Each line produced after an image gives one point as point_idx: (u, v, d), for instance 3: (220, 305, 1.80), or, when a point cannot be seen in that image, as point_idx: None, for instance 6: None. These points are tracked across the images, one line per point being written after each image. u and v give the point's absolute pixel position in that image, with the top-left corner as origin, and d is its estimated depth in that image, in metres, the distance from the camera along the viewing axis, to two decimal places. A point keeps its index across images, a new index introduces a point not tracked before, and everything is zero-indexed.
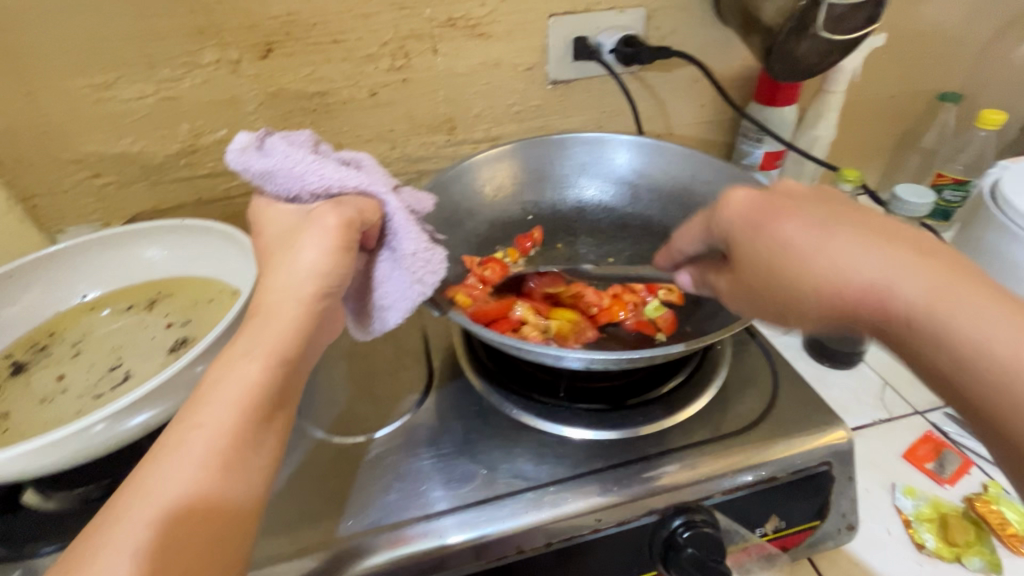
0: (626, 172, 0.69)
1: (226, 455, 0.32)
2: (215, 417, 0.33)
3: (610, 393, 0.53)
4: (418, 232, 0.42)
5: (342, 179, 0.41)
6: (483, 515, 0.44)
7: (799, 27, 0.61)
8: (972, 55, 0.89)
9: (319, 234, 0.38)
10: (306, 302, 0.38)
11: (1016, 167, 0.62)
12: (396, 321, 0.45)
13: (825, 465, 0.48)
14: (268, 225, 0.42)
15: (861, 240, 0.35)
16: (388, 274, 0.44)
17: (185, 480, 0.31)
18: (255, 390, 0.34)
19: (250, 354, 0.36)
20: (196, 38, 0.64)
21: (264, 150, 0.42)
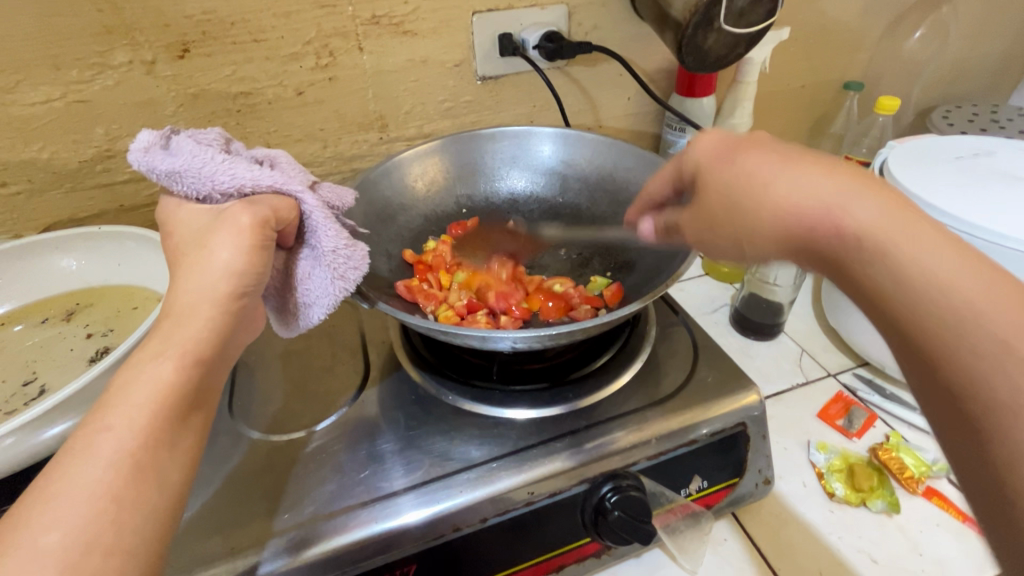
0: (553, 163, 0.71)
1: (139, 456, 0.32)
2: (125, 419, 0.33)
3: (542, 373, 0.55)
4: (336, 230, 0.44)
5: (254, 178, 0.42)
6: (418, 498, 0.44)
7: (705, 20, 0.65)
8: (870, 46, 0.97)
9: (232, 236, 0.39)
10: (221, 300, 0.38)
11: (900, 148, 0.68)
12: (320, 317, 0.46)
13: (740, 426, 0.51)
14: (177, 227, 0.42)
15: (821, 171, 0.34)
16: (309, 272, 0.45)
17: (93, 482, 0.31)
18: (170, 391, 0.34)
19: (163, 354, 0.35)
20: (104, 38, 0.62)
21: (171, 149, 0.42)
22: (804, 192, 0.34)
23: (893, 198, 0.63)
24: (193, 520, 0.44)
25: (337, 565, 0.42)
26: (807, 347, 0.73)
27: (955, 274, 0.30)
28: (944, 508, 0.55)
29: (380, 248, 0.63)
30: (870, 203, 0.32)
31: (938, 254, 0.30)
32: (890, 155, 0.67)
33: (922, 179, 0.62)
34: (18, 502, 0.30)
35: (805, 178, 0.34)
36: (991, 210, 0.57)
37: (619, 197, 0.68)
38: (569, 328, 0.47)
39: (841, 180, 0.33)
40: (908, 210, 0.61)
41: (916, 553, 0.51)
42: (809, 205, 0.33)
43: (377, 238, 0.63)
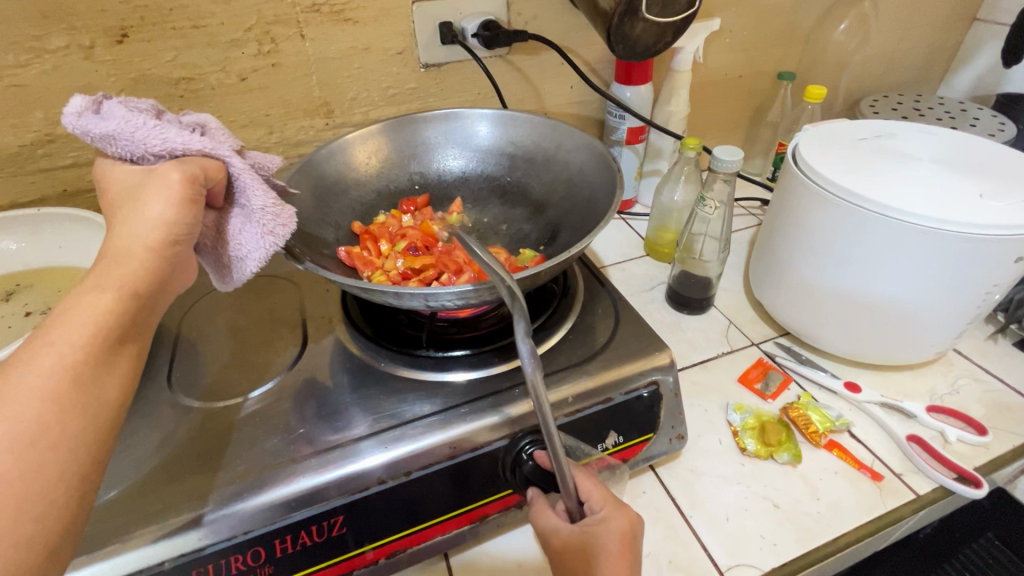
0: (491, 142, 0.74)
1: (80, 369, 0.34)
2: (67, 335, 0.35)
3: (473, 340, 0.59)
4: (265, 189, 0.45)
5: (185, 142, 0.43)
6: (355, 449, 0.48)
7: (630, 10, 0.68)
8: (801, 38, 1.03)
9: (163, 190, 0.40)
10: (154, 248, 0.39)
11: (813, 131, 0.73)
12: (253, 270, 0.47)
13: (653, 385, 0.55)
14: (110, 185, 0.42)
15: None
16: (240, 228, 0.46)
17: (34, 387, 0.32)
18: (107, 318, 0.36)
19: (101, 286, 0.37)
20: (41, 23, 0.62)
21: (103, 113, 0.42)
22: None
23: (801, 175, 0.68)
24: (129, 480, 0.47)
25: (264, 517, 0.45)
26: (734, 320, 0.79)
27: None
28: (841, 458, 0.60)
29: (328, 220, 0.65)
30: None
31: None
32: (803, 137, 0.72)
33: (826, 158, 0.67)
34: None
35: None
36: (885, 185, 0.62)
37: (553, 171, 0.71)
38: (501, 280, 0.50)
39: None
40: (811, 186, 0.66)
41: (813, 498, 0.57)
42: None
43: (325, 209, 0.65)
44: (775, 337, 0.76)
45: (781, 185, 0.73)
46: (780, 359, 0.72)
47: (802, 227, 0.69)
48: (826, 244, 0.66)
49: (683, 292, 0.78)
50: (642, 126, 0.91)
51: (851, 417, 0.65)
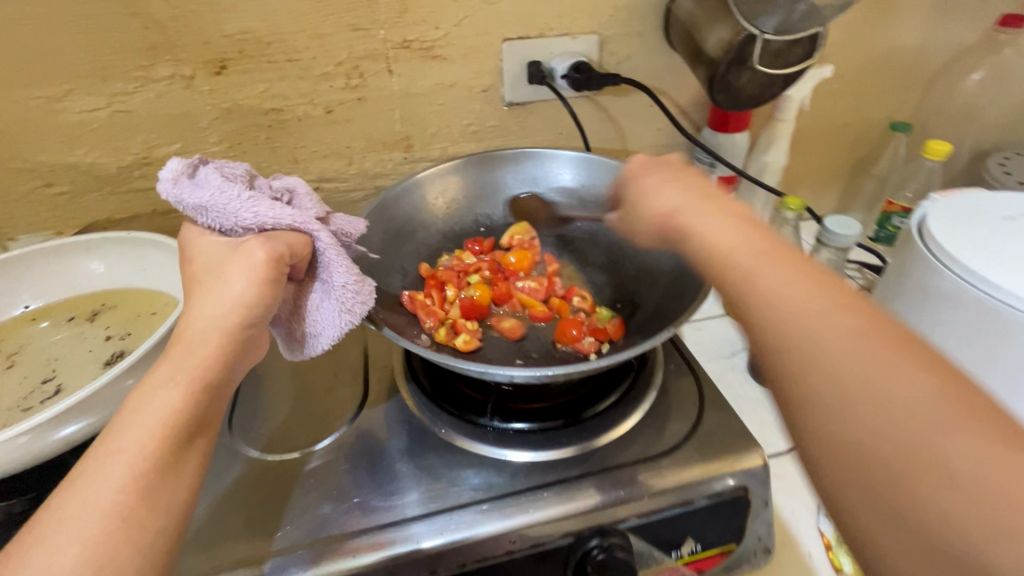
0: (573, 187, 0.69)
1: (147, 478, 0.33)
2: (136, 443, 0.34)
3: (541, 412, 0.55)
4: (348, 266, 0.44)
5: (276, 216, 0.41)
6: (412, 529, 0.45)
7: (738, 59, 0.63)
8: (921, 86, 0.92)
9: (247, 268, 0.39)
10: (230, 332, 0.38)
11: (944, 202, 0.64)
12: (325, 347, 0.45)
13: (741, 490, 0.49)
14: (196, 255, 0.41)
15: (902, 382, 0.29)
16: (318, 303, 0.44)
17: (103, 500, 0.32)
18: (175, 417, 0.35)
19: (172, 381, 0.36)
20: (150, 53, 0.65)
21: (198, 180, 0.42)
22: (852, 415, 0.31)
23: (926, 254, 0.59)
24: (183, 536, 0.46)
25: None
26: None
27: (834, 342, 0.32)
28: None
29: (394, 266, 0.62)
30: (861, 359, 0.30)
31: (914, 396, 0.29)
32: (931, 209, 0.63)
33: (961, 239, 0.58)
34: (41, 512, 0.32)
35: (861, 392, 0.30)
36: None
37: None
38: (573, 369, 0.48)
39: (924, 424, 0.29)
40: (938, 269, 0.57)
41: None
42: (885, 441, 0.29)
43: (391, 255, 0.62)
44: None
45: (898, 262, 0.64)
46: None
47: (925, 314, 0.60)
48: (954, 337, 0.57)
49: None
50: (732, 176, 0.85)
51: None
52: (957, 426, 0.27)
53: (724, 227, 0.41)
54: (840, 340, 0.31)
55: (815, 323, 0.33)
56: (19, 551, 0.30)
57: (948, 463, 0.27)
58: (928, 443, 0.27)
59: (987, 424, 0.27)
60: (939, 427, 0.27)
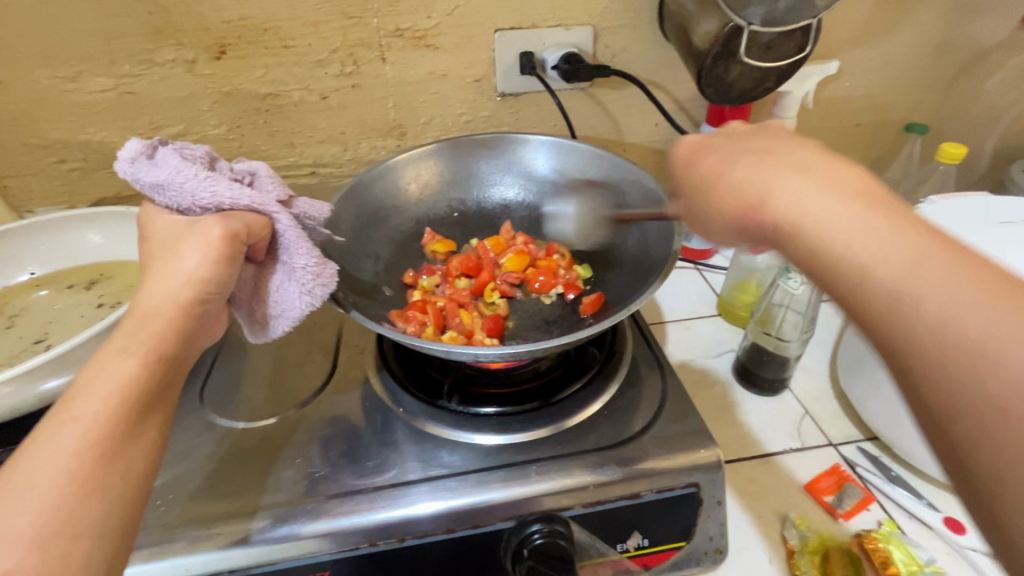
0: (547, 172, 0.69)
1: (103, 446, 0.35)
2: (91, 411, 0.35)
3: (500, 398, 0.55)
4: (309, 249, 0.45)
5: (233, 197, 0.43)
6: (413, 492, 0.47)
7: (726, 52, 0.62)
8: (939, 87, 0.88)
9: (202, 245, 0.40)
10: (184, 306, 0.40)
11: (940, 206, 0.61)
12: (285, 328, 0.47)
13: (691, 487, 0.48)
14: (155, 232, 0.43)
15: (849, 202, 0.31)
16: (280, 285, 0.46)
17: (49, 464, 0.33)
18: (130, 387, 0.37)
19: (127, 351, 0.38)
20: (154, 37, 0.68)
21: (158, 161, 0.43)
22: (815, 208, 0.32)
23: None
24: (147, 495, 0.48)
25: (342, 542, 0.45)
26: (812, 411, 0.67)
27: (872, 240, 0.29)
28: None
29: (366, 250, 0.63)
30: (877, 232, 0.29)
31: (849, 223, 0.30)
32: (926, 212, 0.61)
33: (953, 244, 0.56)
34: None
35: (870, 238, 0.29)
36: None
37: (608, 210, 0.65)
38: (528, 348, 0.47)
39: (893, 246, 0.29)
40: None
41: None
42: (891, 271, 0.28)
43: (364, 238, 0.63)
44: (859, 440, 0.64)
45: None
46: (861, 470, 0.60)
47: None
48: None
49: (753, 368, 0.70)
50: None
51: (947, 565, 0.53)
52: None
53: (761, 171, 0.35)
54: (849, 212, 0.31)
55: (851, 217, 0.30)
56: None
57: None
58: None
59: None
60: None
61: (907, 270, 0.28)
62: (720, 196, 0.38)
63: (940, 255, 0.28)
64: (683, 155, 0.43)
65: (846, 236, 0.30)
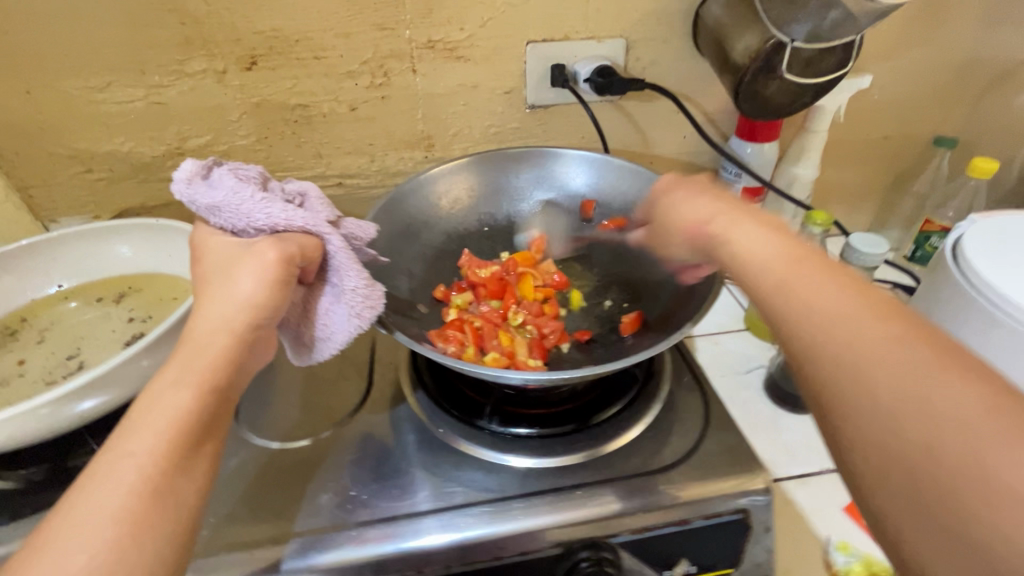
0: (581, 188, 0.69)
1: (159, 482, 0.34)
2: (146, 445, 0.34)
3: (541, 418, 0.54)
4: (359, 270, 0.44)
5: (287, 218, 0.42)
6: (422, 522, 0.46)
7: (766, 67, 0.61)
8: (969, 101, 0.87)
9: (258, 268, 0.40)
10: (238, 333, 0.39)
11: (984, 223, 0.60)
12: (333, 351, 0.46)
13: (742, 513, 0.47)
14: (207, 254, 0.42)
15: (777, 243, 0.38)
16: (329, 308, 0.45)
17: (109, 502, 0.32)
18: (185, 419, 0.36)
19: (182, 382, 0.37)
20: (185, 48, 0.67)
21: (214, 183, 0.43)
22: (745, 248, 0.39)
23: (960, 278, 0.56)
24: None
25: (388, 569, 0.45)
26: None
27: (844, 313, 0.32)
28: None
29: (401, 265, 0.62)
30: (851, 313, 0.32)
31: (794, 281, 0.35)
32: (969, 229, 0.60)
33: (1000, 264, 0.55)
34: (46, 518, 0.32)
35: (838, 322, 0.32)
36: None
37: None
38: (579, 374, 0.47)
39: (852, 323, 0.31)
40: (974, 296, 0.54)
41: None
42: (870, 354, 0.30)
43: (398, 252, 0.63)
44: None
45: (931, 285, 0.61)
46: None
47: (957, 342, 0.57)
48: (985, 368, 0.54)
49: (785, 386, 0.69)
50: (758, 188, 0.82)
51: None
52: (948, 376, 0.27)
53: (705, 206, 0.45)
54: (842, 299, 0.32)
55: (826, 297, 0.33)
56: (25, 556, 0.31)
57: (947, 411, 0.26)
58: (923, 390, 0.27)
59: (970, 373, 0.27)
60: (926, 376, 0.28)
61: (851, 341, 0.31)
62: (675, 224, 0.47)
63: (883, 342, 0.30)
64: (653, 191, 0.53)
65: (816, 301, 0.33)
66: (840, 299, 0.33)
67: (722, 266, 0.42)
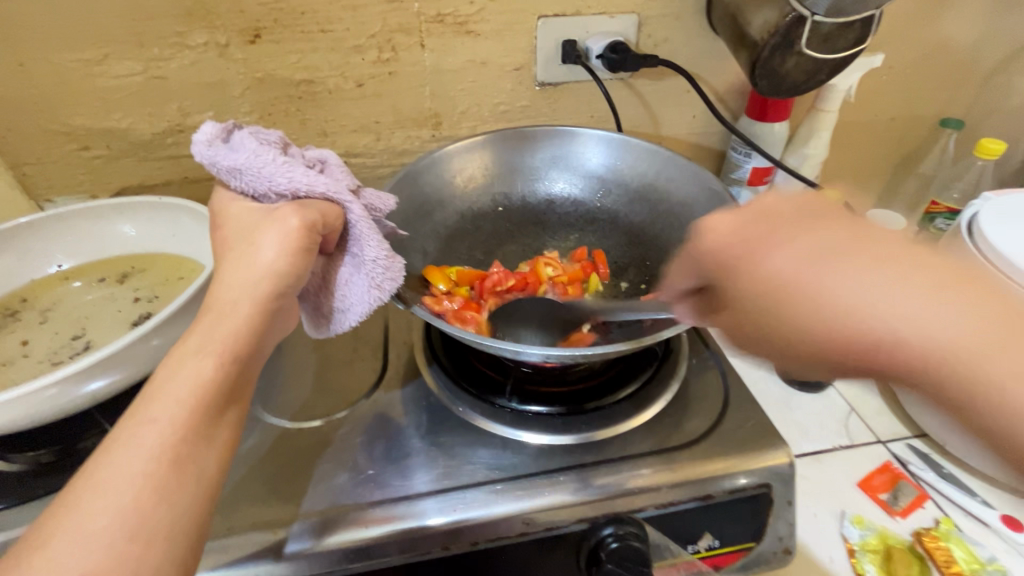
0: (596, 168, 0.68)
1: (180, 448, 0.33)
2: (169, 413, 0.33)
3: (560, 397, 0.54)
4: (380, 241, 0.43)
5: (309, 184, 0.41)
6: (421, 505, 0.45)
7: (783, 43, 0.60)
8: (976, 83, 0.87)
9: (280, 235, 0.39)
10: (260, 301, 0.38)
11: (998, 201, 0.61)
12: (353, 323, 0.45)
13: (764, 487, 0.48)
14: (227, 220, 0.41)
15: (878, 257, 0.31)
16: (348, 279, 0.44)
17: (134, 471, 0.31)
18: (207, 387, 0.35)
19: (203, 350, 0.36)
20: (186, 19, 0.65)
21: (234, 145, 0.42)
22: (793, 238, 0.33)
23: (976, 255, 0.56)
24: None
25: (412, 546, 0.44)
26: (857, 407, 0.67)
27: (965, 328, 0.29)
28: None
29: (414, 244, 0.61)
30: (917, 285, 0.30)
31: (793, 257, 0.32)
32: (983, 207, 0.60)
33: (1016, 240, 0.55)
34: (69, 483, 0.31)
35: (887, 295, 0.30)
36: None
37: (659, 208, 0.65)
38: (604, 351, 0.46)
39: (911, 268, 0.31)
40: (994, 273, 0.54)
41: None
42: (969, 335, 0.29)
43: (412, 231, 0.61)
44: (907, 437, 0.64)
45: None
46: (915, 469, 0.60)
47: None
48: None
49: None
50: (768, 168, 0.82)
51: (1008, 562, 0.53)
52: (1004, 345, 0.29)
53: (806, 237, 0.33)
54: (924, 316, 0.30)
55: (920, 294, 0.30)
56: (48, 522, 0.30)
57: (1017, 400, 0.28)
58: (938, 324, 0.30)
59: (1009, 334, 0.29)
60: (972, 320, 0.29)
61: (984, 347, 0.29)
62: (758, 279, 0.33)
63: (970, 302, 0.30)
64: (728, 238, 0.35)
65: (919, 308, 0.30)
66: (944, 286, 0.30)
67: (730, 270, 0.35)
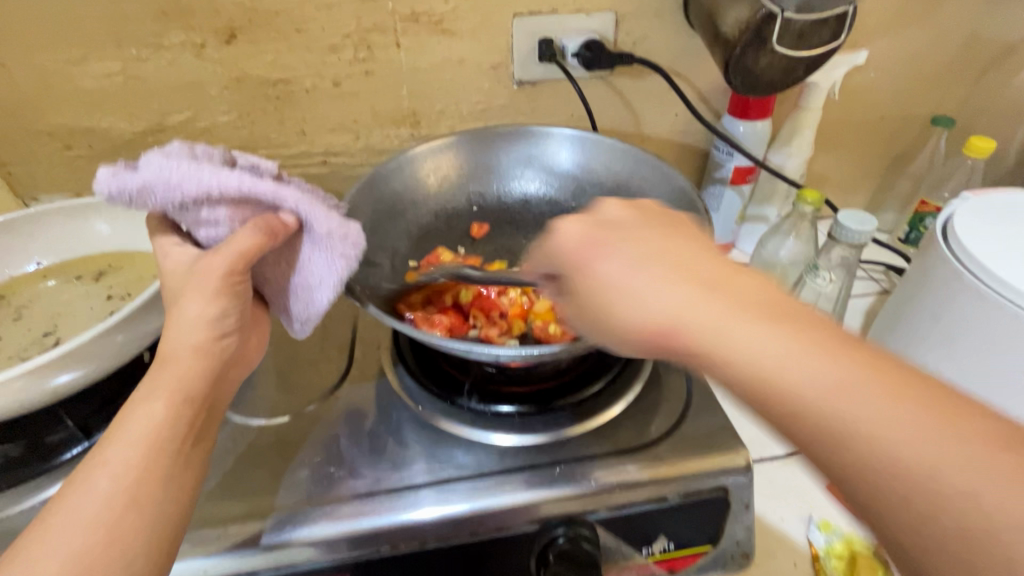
0: (569, 167, 0.68)
1: (132, 489, 0.36)
2: (120, 456, 0.37)
3: (523, 396, 0.53)
4: (326, 212, 0.44)
5: (222, 180, 0.41)
6: (420, 496, 0.46)
7: (756, 39, 0.59)
8: (968, 79, 0.86)
9: (203, 286, 0.41)
10: (201, 347, 0.41)
11: (976, 201, 0.59)
12: (327, 299, 0.46)
13: (721, 491, 0.47)
14: (168, 270, 0.43)
15: (755, 321, 0.31)
16: (309, 257, 0.45)
17: (85, 508, 0.35)
18: (156, 430, 0.38)
19: (153, 395, 0.39)
20: (162, 20, 0.66)
21: (138, 167, 0.41)
22: (661, 299, 0.33)
23: (948, 256, 0.55)
24: None
25: (363, 544, 0.44)
26: None
27: (883, 418, 0.28)
28: None
29: (383, 244, 0.61)
30: (873, 393, 0.28)
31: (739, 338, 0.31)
32: (961, 207, 0.59)
33: (991, 242, 0.54)
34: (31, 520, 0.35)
35: (837, 393, 0.29)
36: None
37: None
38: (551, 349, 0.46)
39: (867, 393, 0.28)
40: (965, 277, 0.53)
41: None
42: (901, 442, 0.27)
43: (382, 232, 0.62)
44: None
45: (920, 262, 0.60)
46: None
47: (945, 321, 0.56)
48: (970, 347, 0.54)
49: None
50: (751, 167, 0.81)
51: None
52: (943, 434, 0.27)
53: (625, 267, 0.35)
54: (866, 406, 0.28)
55: (838, 375, 0.29)
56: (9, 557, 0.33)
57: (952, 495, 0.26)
58: (900, 437, 0.27)
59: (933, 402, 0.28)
60: (883, 403, 0.28)
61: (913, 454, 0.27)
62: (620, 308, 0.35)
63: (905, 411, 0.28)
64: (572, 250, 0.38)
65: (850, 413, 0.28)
66: (882, 389, 0.28)
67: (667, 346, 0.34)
